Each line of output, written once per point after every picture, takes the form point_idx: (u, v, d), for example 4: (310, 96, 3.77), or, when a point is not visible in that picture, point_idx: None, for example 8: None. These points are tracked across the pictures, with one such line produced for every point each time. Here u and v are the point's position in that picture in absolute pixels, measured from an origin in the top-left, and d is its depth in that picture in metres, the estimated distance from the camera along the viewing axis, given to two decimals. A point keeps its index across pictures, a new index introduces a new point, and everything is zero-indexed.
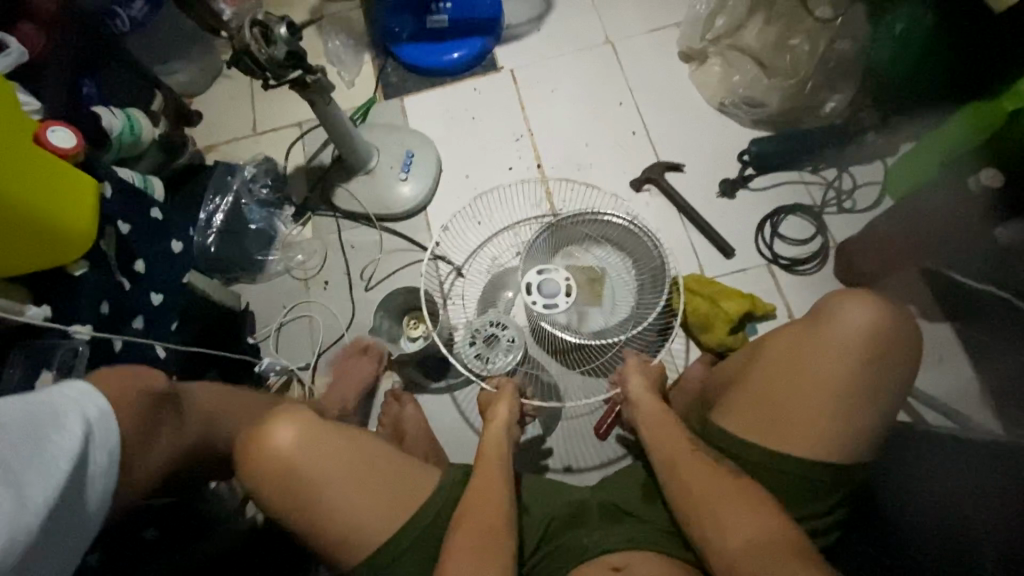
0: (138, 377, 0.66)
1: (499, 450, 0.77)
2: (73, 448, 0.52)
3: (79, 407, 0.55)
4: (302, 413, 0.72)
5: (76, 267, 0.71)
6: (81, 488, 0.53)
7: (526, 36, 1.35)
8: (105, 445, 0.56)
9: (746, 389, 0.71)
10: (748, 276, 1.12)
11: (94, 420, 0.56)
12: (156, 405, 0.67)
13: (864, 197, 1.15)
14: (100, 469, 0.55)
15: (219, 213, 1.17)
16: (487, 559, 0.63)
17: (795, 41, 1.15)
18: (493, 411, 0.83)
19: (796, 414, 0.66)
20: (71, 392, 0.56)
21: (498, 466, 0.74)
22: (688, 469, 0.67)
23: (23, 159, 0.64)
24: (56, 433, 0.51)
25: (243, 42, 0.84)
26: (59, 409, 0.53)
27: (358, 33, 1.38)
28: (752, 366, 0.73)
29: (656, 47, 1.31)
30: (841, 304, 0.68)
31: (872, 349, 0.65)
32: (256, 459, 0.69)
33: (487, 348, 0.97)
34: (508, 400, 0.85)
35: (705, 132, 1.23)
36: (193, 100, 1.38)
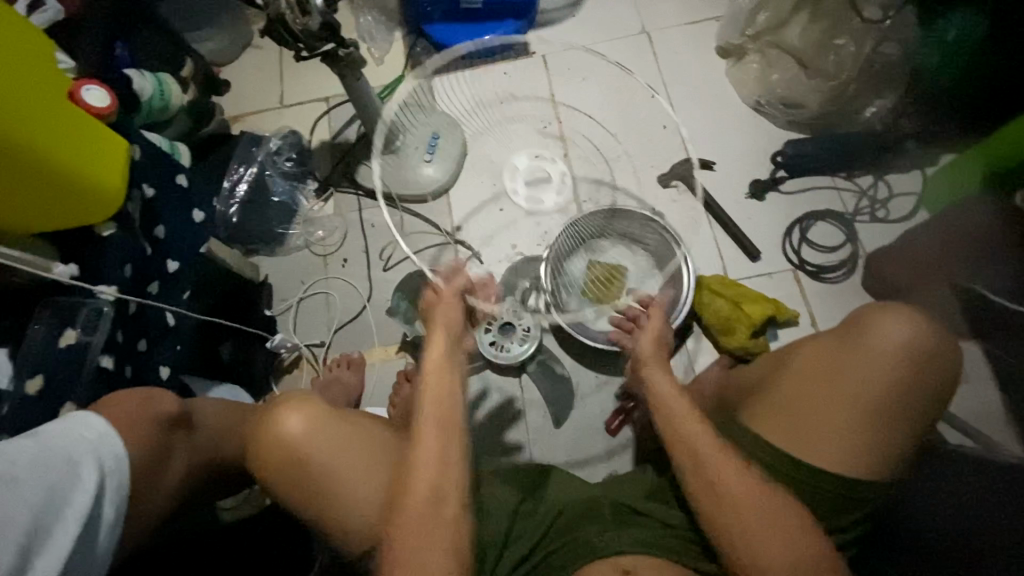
0: (146, 402, 0.64)
1: (442, 390, 0.67)
2: (84, 505, 0.52)
3: (95, 453, 0.55)
4: (309, 401, 0.71)
5: (104, 228, 0.69)
6: (90, 539, 0.53)
7: (561, 21, 1.33)
8: (117, 494, 0.56)
9: (770, 399, 0.69)
10: (774, 281, 1.09)
11: (108, 468, 0.56)
12: (164, 415, 0.64)
13: (900, 207, 1.11)
14: (106, 524, 0.54)
15: (242, 183, 1.16)
16: (439, 531, 0.60)
17: (840, 41, 1.09)
18: (425, 351, 0.69)
19: (822, 431, 0.64)
20: (90, 432, 0.56)
21: (442, 418, 0.65)
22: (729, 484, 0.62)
23: (61, 122, 0.63)
24: (68, 488, 0.51)
25: (279, 12, 0.83)
26: (74, 459, 0.53)
27: (390, 10, 1.35)
28: (778, 377, 0.71)
29: (695, 41, 1.27)
30: (878, 317, 0.66)
31: (909, 366, 0.63)
32: (265, 441, 0.69)
33: (502, 336, 1.07)
34: (450, 307, 0.72)
35: (737, 132, 1.20)
36: (222, 69, 1.38)
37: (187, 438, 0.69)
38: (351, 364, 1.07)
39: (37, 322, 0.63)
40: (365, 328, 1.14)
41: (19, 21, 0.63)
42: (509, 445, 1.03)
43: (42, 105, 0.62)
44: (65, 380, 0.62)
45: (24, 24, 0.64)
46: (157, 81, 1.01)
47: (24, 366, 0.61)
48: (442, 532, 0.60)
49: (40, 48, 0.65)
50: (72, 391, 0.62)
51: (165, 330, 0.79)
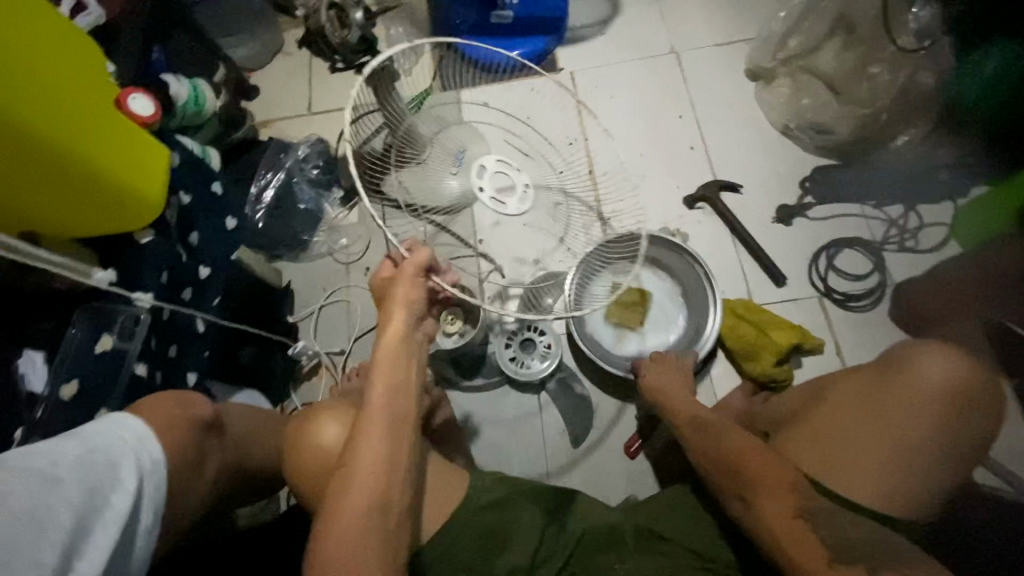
0: (185, 406, 0.64)
1: (390, 379, 0.61)
2: (124, 507, 0.51)
3: (134, 454, 0.55)
4: (346, 411, 0.71)
5: (142, 235, 0.69)
6: (125, 545, 0.52)
7: (589, 38, 1.33)
8: (154, 500, 0.56)
9: (808, 427, 0.69)
10: (798, 307, 1.08)
11: (147, 471, 0.56)
12: (201, 419, 0.65)
13: (929, 237, 1.09)
14: (142, 530, 0.54)
15: (269, 189, 1.17)
16: (371, 536, 0.54)
17: (874, 69, 1.08)
18: (382, 326, 0.63)
19: (861, 463, 0.63)
20: (129, 433, 0.57)
21: (392, 411, 0.60)
22: (774, 506, 0.61)
23: (107, 126, 0.64)
24: (108, 490, 0.51)
25: (319, 25, 0.86)
26: (115, 461, 0.53)
27: (420, 23, 1.36)
28: (817, 408, 0.71)
29: (723, 63, 1.27)
30: (919, 353, 0.66)
31: (953, 404, 0.63)
32: (300, 446, 0.70)
33: (523, 351, 1.05)
34: (411, 284, 0.64)
35: (765, 155, 1.19)
36: (252, 74, 1.39)
37: (220, 442, 0.69)
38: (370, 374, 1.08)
39: (72, 327, 0.63)
40: None
41: (71, 30, 0.65)
42: (525, 462, 1.02)
43: (90, 109, 0.63)
44: (101, 384, 0.63)
45: (76, 33, 0.66)
46: (192, 86, 1.02)
47: (59, 373, 0.61)
48: (376, 537, 0.54)
49: (91, 54, 0.67)
50: (109, 396, 0.63)
51: (195, 337, 0.79)
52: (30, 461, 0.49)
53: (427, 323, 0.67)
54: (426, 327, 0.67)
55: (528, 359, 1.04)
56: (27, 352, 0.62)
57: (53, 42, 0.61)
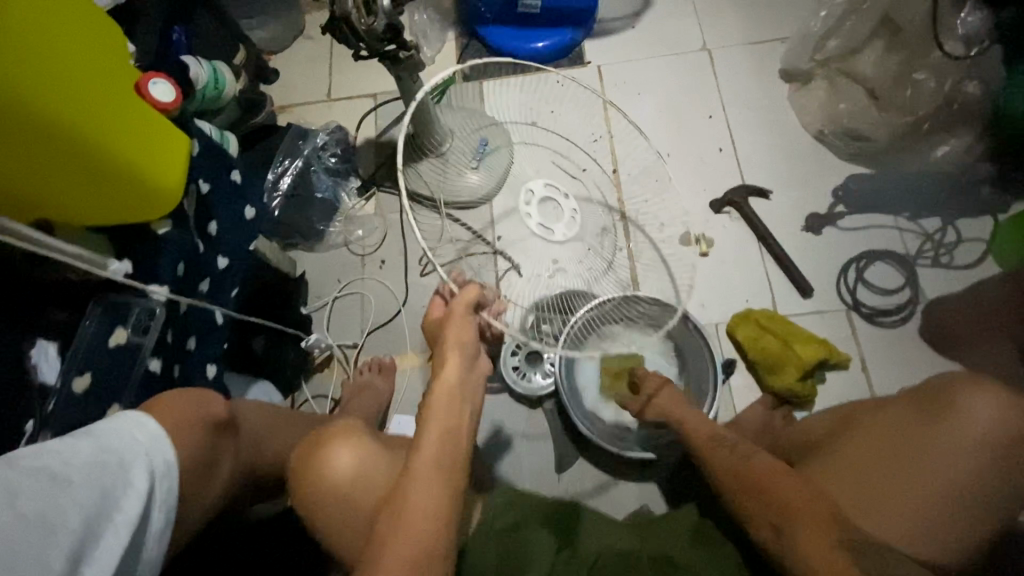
0: (198, 404, 0.63)
1: (444, 425, 0.56)
2: (135, 511, 0.51)
3: (147, 456, 0.55)
4: (360, 436, 0.66)
5: (160, 226, 0.67)
6: (137, 548, 0.52)
7: (619, 31, 1.29)
8: (165, 502, 0.55)
9: (844, 454, 0.68)
10: (824, 320, 1.05)
11: (159, 473, 0.55)
12: (217, 417, 0.64)
13: (965, 253, 1.05)
14: (154, 532, 0.54)
15: (286, 176, 1.15)
16: None
17: (919, 76, 1.05)
18: (437, 372, 0.59)
19: (896, 499, 0.61)
20: (140, 433, 0.56)
21: (447, 455, 0.55)
22: (804, 533, 0.61)
23: (129, 115, 0.62)
24: (119, 493, 0.51)
25: (344, 10, 0.82)
26: (125, 462, 0.52)
27: (445, 10, 1.33)
28: (855, 436, 0.69)
29: (756, 62, 1.23)
30: (965, 394, 0.64)
31: (999, 454, 0.61)
32: (309, 479, 0.64)
33: (528, 364, 1.04)
34: (464, 324, 0.61)
35: (797, 160, 1.15)
36: (272, 57, 1.36)
37: (233, 440, 0.68)
38: (384, 370, 1.07)
39: (85, 319, 0.61)
40: (399, 333, 1.13)
41: (90, 14, 0.62)
42: (537, 468, 1.00)
43: (113, 96, 0.61)
44: (113, 378, 0.62)
45: (96, 17, 0.63)
46: (213, 70, 1.00)
47: (73, 364, 0.59)
48: None
49: (115, 40, 0.65)
50: (121, 393, 0.63)
51: (212, 329, 0.78)
52: (45, 460, 0.49)
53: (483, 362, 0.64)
54: (481, 368, 0.63)
55: (529, 374, 1.03)
56: (40, 341, 0.60)
57: (71, 26, 0.58)
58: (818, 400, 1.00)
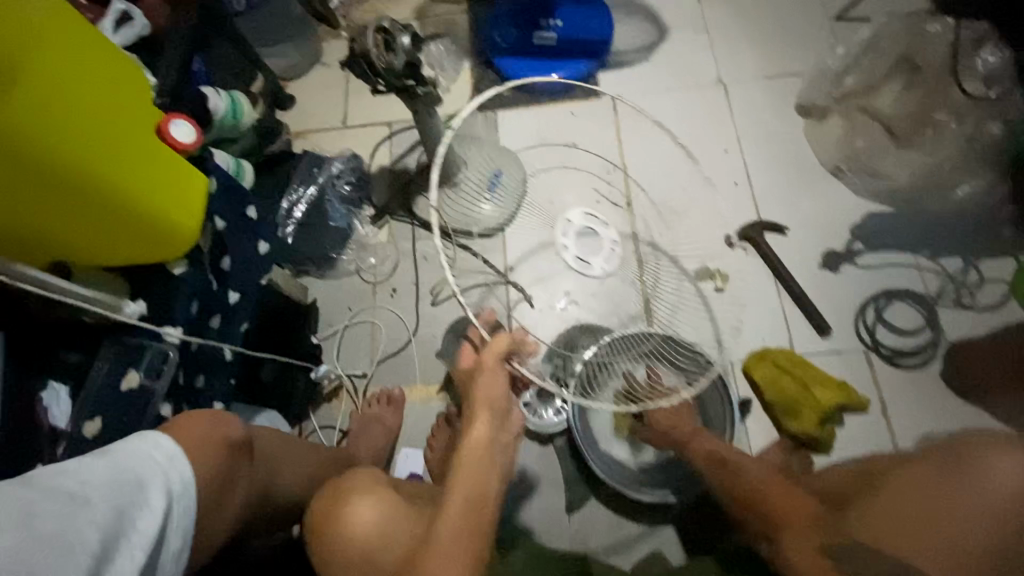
0: (218, 427, 0.61)
1: (473, 481, 0.60)
2: (151, 530, 0.50)
3: (163, 475, 0.54)
4: (380, 489, 0.66)
5: (176, 266, 0.67)
6: (152, 569, 0.51)
7: (634, 63, 1.29)
8: (182, 523, 0.54)
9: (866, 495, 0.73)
10: (843, 360, 1.02)
11: (176, 493, 0.54)
12: (234, 440, 0.62)
13: (988, 294, 1.03)
14: (171, 552, 0.53)
15: (299, 205, 1.16)
16: None
17: (939, 117, 1.07)
18: (468, 428, 0.64)
19: (903, 533, 0.66)
20: (159, 452, 0.55)
21: (471, 520, 0.57)
22: (796, 543, 0.70)
23: (148, 152, 0.62)
24: (135, 512, 0.50)
25: (365, 47, 0.82)
26: (143, 481, 0.52)
27: (461, 40, 1.34)
28: (879, 482, 0.74)
29: (773, 95, 1.22)
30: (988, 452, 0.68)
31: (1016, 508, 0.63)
32: (330, 532, 0.64)
33: (538, 401, 1.02)
34: (494, 376, 0.66)
35: (814, 195, 1.13)
36: (289, 83, 1.37)
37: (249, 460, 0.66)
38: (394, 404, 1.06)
39: (97, 360, 0.62)
40: (409, 364, 1.12)
41: (111, 54, 0.62)
42: (547, 508, 0.98)
43: (133, 134, 0.61)
44: (125, 422, 0.60)
45: (117, 57, 0.63)
46: (231, 99, 1.00)
47: (85, 406, 0.59)
48: None
49: (137, 77, 0.66)
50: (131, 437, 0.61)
51: (221, 364, 0.77)
52: (66, 475, 0.49)
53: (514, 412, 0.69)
54: (511, 423, 0.67)
55: (540, 409, 1.01)
56: (52, 384, 0.61)
57: (91, 69, 0.58)
58: (838, 444, 0.97)
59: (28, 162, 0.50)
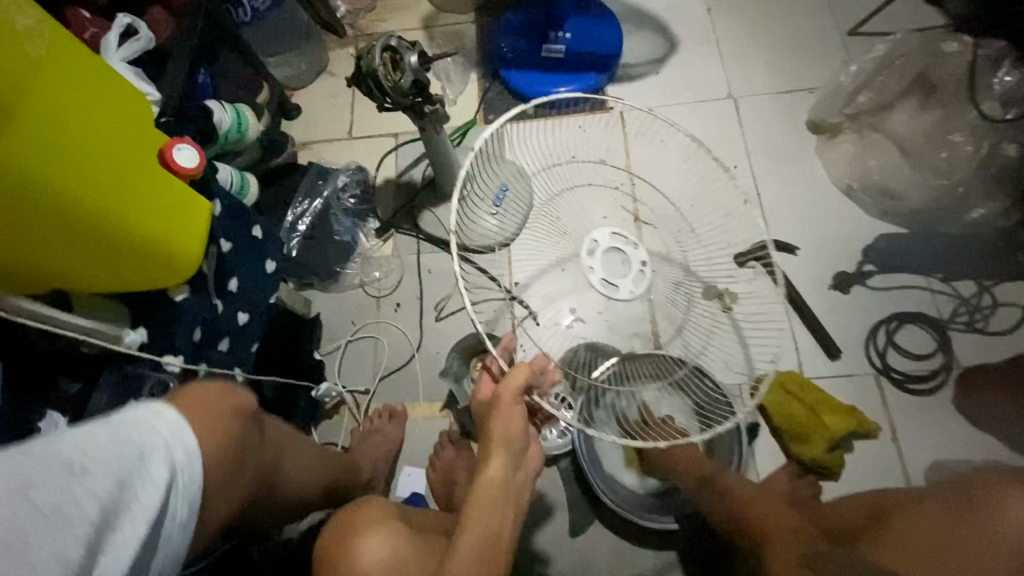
0: (225, 395, 0.58)
1: (484, 525, 0.60)
2: (153, 504, 0.45)
3: (166, 448, 0.48)
4: (390, 526, 0.68)
5: (178, 292, 0.66)
6: (154, 545, 0.46)
7: (643, 76, 1.27)
8: (188, 495, 0.48)
9: (873, 525, 0.74)
10: (852, 384, 1.01)
11: (182, 464, 0.48)
12: (246, 410, 0.60)
13: (1002, 319, 1.02)
14: (178, 525, 0.47)
15: (305, 217, 1.16)
16: None
17: (955, 138, 1.04)
18: (483, 467, 0.64)
19: (889, 548, 0.68)
20: (163, 420, 0.49)
21: (481, 563, 0.58)
22: (778, 547, 0.73)
23: (148, 177, 0.61)
24: (135, 486, 0.44)
25: (372, 67, 0.81)
26: (146, 451, 0.46)
27: (469, 51, 1.33)
28: (888, 514, 0.74)
29: (784, 112, 1.20)
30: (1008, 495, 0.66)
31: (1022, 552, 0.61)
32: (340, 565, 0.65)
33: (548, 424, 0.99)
34: (511, 412, 0.65)
35: (825, 214, 1.12)
36: (294, 93, 1.36)
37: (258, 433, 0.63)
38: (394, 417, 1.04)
39: (97, 391, 0.61)
40: (412, 380, 1.11)
41: (107, 78, 0.60)
42: (551, 531, 0.96)
43: (133, 159, 0.60)
44: None
45: (112, 79, 0.61)
46: (236, 113, 0.98)
47: None
48: None
49: (139, 99, 0.65)
50: None
51: None
52: (61, 441, 0.43)
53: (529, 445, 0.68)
54: (527, 462, 0.67)
55: (544, 430, 1.00)
56: (53, 415, 0.57)
57: (88, 99, 0.56)
58: (847, 471, 0.96)
59: (31, 208, 0.50)
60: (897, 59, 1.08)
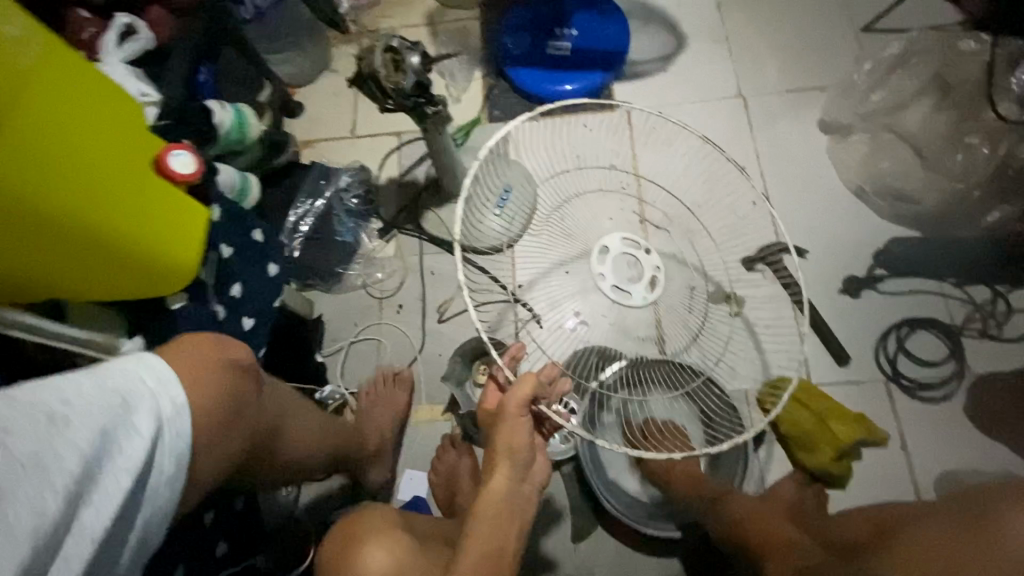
0: (219, 348, 0.59)
1: (488, 543, 0.59)
2: (137, 456, 0.47)
3: (152, 402, 0.50)
4: (393, 535, 0.68)
5: (175, 300, 0.66)
6: (143, 494, 0.49)
7: (650, 74, 1.25)
8: (175, 448, 0.51)
9: (879, 543, 0.71)
10: (862, 391, 0.99)
11: (167, 419, 0.51)
12: (242, 365, 0.61)
13: (1016, 326, 0.99)
14: (166, 477, 0.50)
15: (307, 218, 1.15)
16: None
17: (972, 140, 1.03)
18: (488, 481, 0.63)
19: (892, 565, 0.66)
20: (150, 376, 0.51)
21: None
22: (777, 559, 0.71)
23: (142, 187, 0.61)
24: (119, 439, 0.47)
25: (372, 68, 0.80)
26: (130, 405, 0.48)
27: (473, 49, 1.31)
28: (895, 533, 0.72)
29: (795, 111, 1.18)
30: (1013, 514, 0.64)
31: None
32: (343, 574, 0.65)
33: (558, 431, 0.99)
34: (516, 426, 0.64)
35: (835, 217, 1.09)
36: (297, 91, 1.35)
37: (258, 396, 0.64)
38: (402, 382, 1.04)
39: None
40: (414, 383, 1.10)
41: (100, 87, 0.60)
42: (553, 537, 0.96)
43: (127, 169, 0.60)
44: None
45: (107, 89, 0.61)
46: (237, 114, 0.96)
47: None
48: None
49: (132, 107, 0.64)
50: None
51: None
52: (54, 390, 0.46)
53: (538, 464, 0.67)
54: (533, 473, 0.66)
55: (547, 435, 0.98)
56: None
57: (79, 108, 0.57)
58: (855, 479, 0.94)
59: (20, 212, 0.50)
60: (912, 58, 1.08)
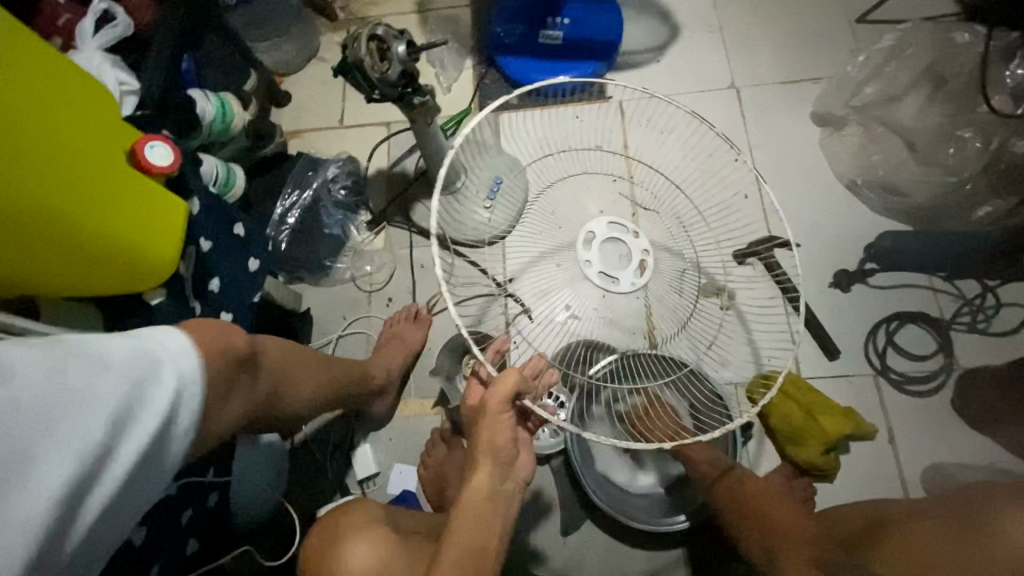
0: (226, 334, 0.57)
1: (470, 539, 0.59)
2: (163, 404, 0.47)
3: (177, 360, 0.49)
4: (375, 529, 0.68)
5: (152, 296, 0.65)
6: (163, 448, 0.48)
7: (643, 64, 1.23)
8: (194, 407, 0.50)
9: (880, 532, 0.74)
10: (851, 385, 0.99)
11: (189, 378, 0.50)
12: (240, 351, 0.58)
13: (1006, 319, 1.00)
14: (183, 433, 0.49)
15: (295, 210, 1.14)
16: None
17: (965, 133, 1.02)
18: (470, 478, 0.62)
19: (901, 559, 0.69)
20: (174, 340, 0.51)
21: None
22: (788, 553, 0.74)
23: (115, 179, 0.59)
24: (148, 387, 0.46)
25: (357, 57, 0.78)
26: (158, 357, 0.48)
27: (464, 37, 1.29)
28: (896, 523, 0.75)
29: (789, 103, 1.16)
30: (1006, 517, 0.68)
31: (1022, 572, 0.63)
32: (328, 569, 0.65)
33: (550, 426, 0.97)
34: (499, 423, 0.63)
35: (827, 210, 1.09)
36: (284, 80, 1.32)
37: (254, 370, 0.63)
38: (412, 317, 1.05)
39: None
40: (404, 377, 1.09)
41: (68, 76, 0.59)
42: (542, 530, 0.96)
43: (99, 161, 0.58)
44: None
45: (76, 77, 0.60)
46: (219, 103, 0.95)
47: None
48: None
49: (104, 97, 0.63)
50: None
51: None
52: (78, 345, 0.44)
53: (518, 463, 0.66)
54: (517, 471, 0.66)
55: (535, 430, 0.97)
56: None
57: (46, 97, 0.55)
58: (842, 473, 0.95)
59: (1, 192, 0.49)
60: (906, 50, 1.07)
